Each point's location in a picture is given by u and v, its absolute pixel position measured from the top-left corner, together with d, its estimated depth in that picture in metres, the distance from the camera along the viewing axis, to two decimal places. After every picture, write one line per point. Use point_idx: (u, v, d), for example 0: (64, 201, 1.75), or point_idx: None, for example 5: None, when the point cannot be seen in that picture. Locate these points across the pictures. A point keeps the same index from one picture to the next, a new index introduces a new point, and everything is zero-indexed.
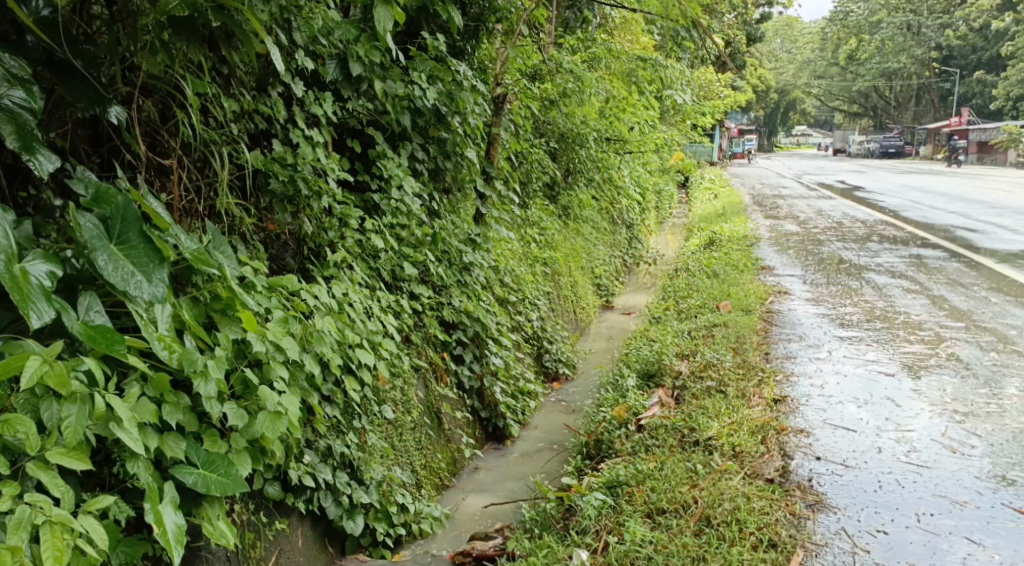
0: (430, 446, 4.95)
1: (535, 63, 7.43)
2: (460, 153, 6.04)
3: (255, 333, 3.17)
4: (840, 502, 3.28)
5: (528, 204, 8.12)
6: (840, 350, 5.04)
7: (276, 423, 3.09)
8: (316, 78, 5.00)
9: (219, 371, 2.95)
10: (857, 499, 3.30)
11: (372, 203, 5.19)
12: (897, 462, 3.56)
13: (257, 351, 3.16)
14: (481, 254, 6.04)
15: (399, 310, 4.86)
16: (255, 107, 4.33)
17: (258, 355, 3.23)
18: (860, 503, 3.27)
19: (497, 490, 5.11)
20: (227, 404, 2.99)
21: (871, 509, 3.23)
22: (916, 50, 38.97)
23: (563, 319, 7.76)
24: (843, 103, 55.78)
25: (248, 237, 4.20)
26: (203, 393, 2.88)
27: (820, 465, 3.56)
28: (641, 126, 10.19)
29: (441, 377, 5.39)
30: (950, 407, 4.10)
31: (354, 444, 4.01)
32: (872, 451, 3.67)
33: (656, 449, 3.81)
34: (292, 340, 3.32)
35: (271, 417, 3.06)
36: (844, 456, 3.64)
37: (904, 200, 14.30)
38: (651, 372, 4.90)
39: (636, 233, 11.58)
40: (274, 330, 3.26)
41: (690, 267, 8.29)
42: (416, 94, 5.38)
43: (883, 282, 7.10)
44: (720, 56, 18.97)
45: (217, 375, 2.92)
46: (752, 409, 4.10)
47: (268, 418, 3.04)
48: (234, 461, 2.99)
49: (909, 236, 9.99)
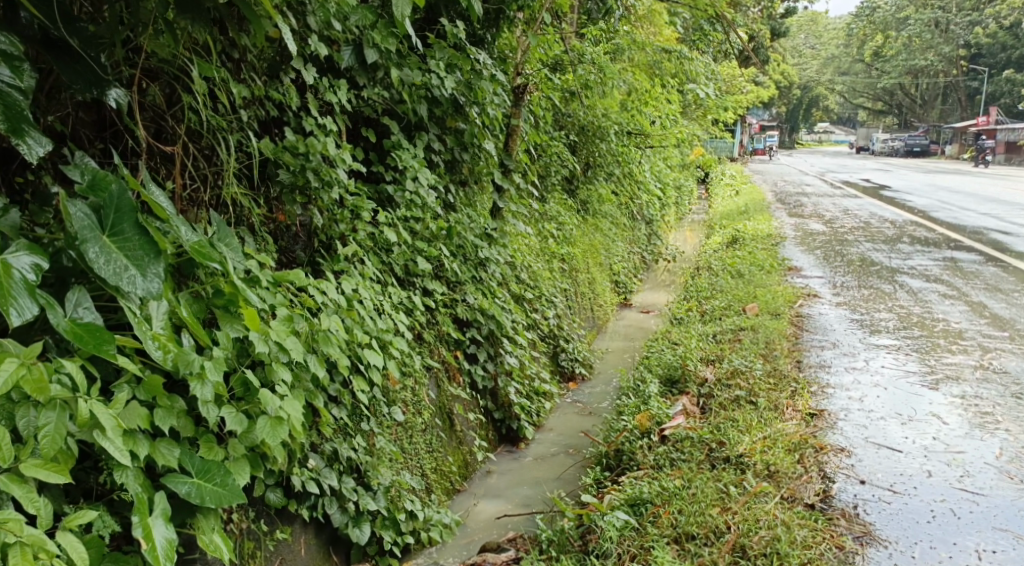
0: (441, 449, 4.74)
1: (557, 53, 7.20)
2: (478, 144, 5.83)
3: (258, 332, 2.93)
4: (891, 535, 3.05)
5: (546, 198, 7.90)
6: (877, 359, 4.81)
7: (277, 429, 2.83)
8: (331, 65, 4.79)
9: (218, 372, 2.69)
10: (909, 531, 3.07)
11: (386, 195, 4.99)
12: (950, 490, 3.33)
13: (262, 352, 2.93)
14: (498, 250, 5.82)
15: (411, 307, 4.65)
16: (266, 93, 4.13)
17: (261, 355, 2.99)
18: (913, 537, 3.04)
19: (509, 496, 4.91)
20: (226, 407, 2.74)
21: (925, 543, 3.00)
22: (943, 48, 38.38)
23: (580, 317, 7.54)
24: (866, 101, 55.23)
25: (255, 229, 3.99)
26: (199, 397, 2.63)
27: (865, 490, 3.34)
28: (663, 120, 9.96)
29: (453, 376, 5.18)
30: (1002, 427, 3.85)
31: (361, 448, 3.80)
32: (922, 475, 3.44)
33: (683, 465, 3.59)
34: (297, 339, 3.07)
35: (272, 423, 2.81)
36: (890, 480, 3.41)
37: (933, 200, 13.97)
38: (674, 378, 4.67)
39: (655, 229, 11.33)
40: (277, 329, 3.02)
41: (712, 266, 8.05)
42: (434, 83, 5.16)
43: (918, 286, 6.84)
44: (743, 52, 18.64)
45: (215, 378, 2.67)
46: (785, 423, 3.86)
47: (269, 423, 2.79)
48: (232, 469, 2.73)
49: (941, 238, 9.70)
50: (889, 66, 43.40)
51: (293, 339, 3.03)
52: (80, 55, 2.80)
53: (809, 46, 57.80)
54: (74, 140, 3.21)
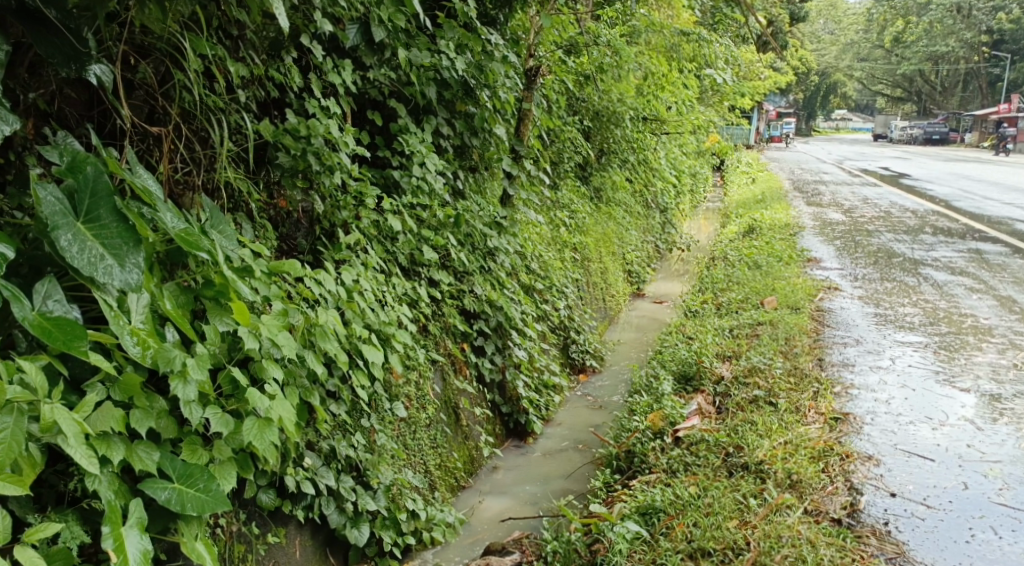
0: (445, 445, 4.58)
1: (571, 35, 7.02)
2: (488, 129, 5.65)
3: (248, 326, 2.73)
4: (926, 556, 2.85)
5: (559, 184, 7.70)
6: (904, 358, 4.61)
7: (265, 432, 2.63)
8: (335, 45, 4.62)
9: (202, 371, 2.50)
10: (947, 553, 2.87)
11: (392, 181, 4.83)
12: (989, 504, 3.13)
13: (253, 348, 2.72)
14: (508, 239, 5.62)
15: (415, 298, 4.48)
16: (266, 73, 3.96)
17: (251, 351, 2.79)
18: (951, 559, 2.84)
19: (516, 493, 4.75)
20: (211, 407, 2.54)
21: None
22: (966, 34, 37.81)
23: (592, 307, 7.36)
24: (886, 87, 54.53)
25: (255, 216, 3.83)
26: (181, 397, 2.44)
27: (897, 504, 3.15)
28: (680, 105, 9.70)
29: (460, 369, 5.03)
30: None
31: (361, 446, 3.60)
32: (957, 487, 3.25)
33: (699, 472, 3.41)
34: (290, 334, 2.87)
35: (260, 425, 2.61)
36: (923, 494, 3.21)
37: (955, 190, 13.71)
38: (688, 374, 4.49)
39: (670, 217, 11.10)
40: (269, 323, 2.80)
41: (729, 255, 7.85)
42: (444, 64, 4.98)
43: (943, 279, 6.62)
44: (762, 36, 18.35)
45: (199, 377, 2.48)
46: (807, 427, 3.67)
47: (257, 425, 2.58)
48: (217, 473, 2.53)
49: (965, 229, 9.46)
50: (908, 52, 42.86)
51: (288, 334, 2.83)
52: (59, 28, 2.64)
53: (828, 31, 57.02)
54: (59, 120, 3.03)
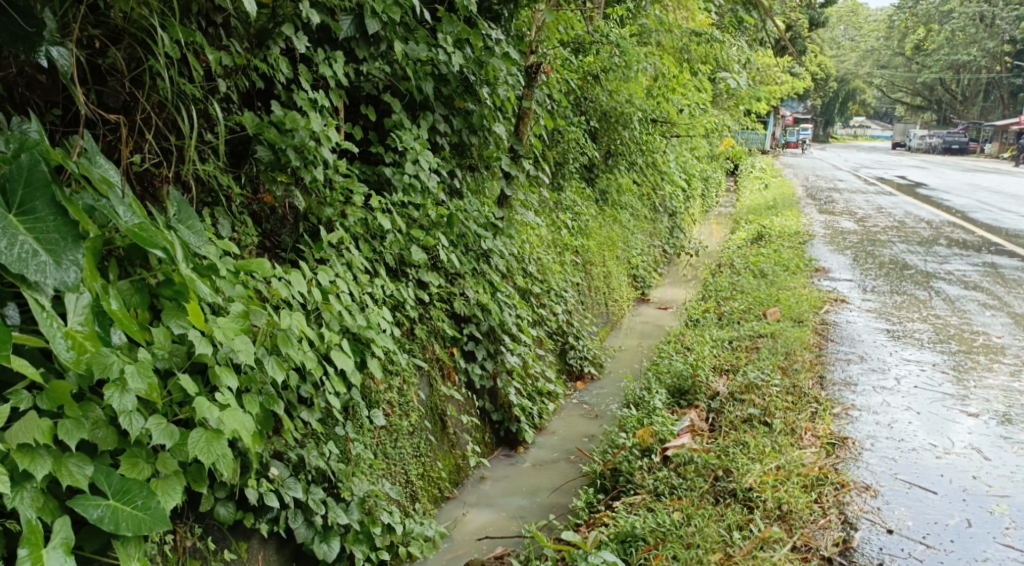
0: (429, 453, 4.38)
1: (578, 33, 6.82)
2: (488, 127, 5.45)
3: (202, 330, 2.55)
4: None
5: (562, 186, 7.49)
6: (909, 377, 4.42)
7: (215, 445, 2.45)
8: (327, 36, 4.41)
9: (144, 378, 2.33)
10: None
11: (384, 178, 4.64)
12: (994, 546, 2.92)
13: (207, 354, 2.54)
14: (504, 241, 5.42)
15: (400, 301, 4.29)
16: (249, 63, 3.68)
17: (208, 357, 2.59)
18: None
19: (501, 505, 4.56)
20: (153, 418, 2.38)
21: None
22: (988, 43, 37.35)
23: (592, 312, 7.17)
24: (905, 96, 54.04)
25: (234, 211, 3.63)
26: (117, 407, 2.27)
27: (893, 543, 2.94)
28: (692, 108, 9.41)
29: (448, 375, 4.83)
30: None
31: (334, 455, 3.33)
32: (960, 525, 3.04)
33: (684, 497, 3.25)
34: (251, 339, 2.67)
35: (208, 438, 2.43)
36: (923, 530, 3.01)
37: (971, 201, 13.47)
38: (682, 389, 4.32)
39: (678, 221, 10.86)
40: (226, 326, 2.61)
41: (735, 263, 7.64)
42: (441, 58, 4.79)
43: (955, 294, 6.40)
44: (779, 40, 18.08)
45: (139, 385, 2.31)
46: (802, 451, 3.49)
47: (204, 438, 2.41)
48: (159, 489, 2.36)
49: (979, 241, 9.21)
50: (929, 60, 42.44)
51: (247, 338, 2.65)
52: (6, 10, 2.47)
53: (848, 37, 56.60)
54: (17, 102, 2.81)
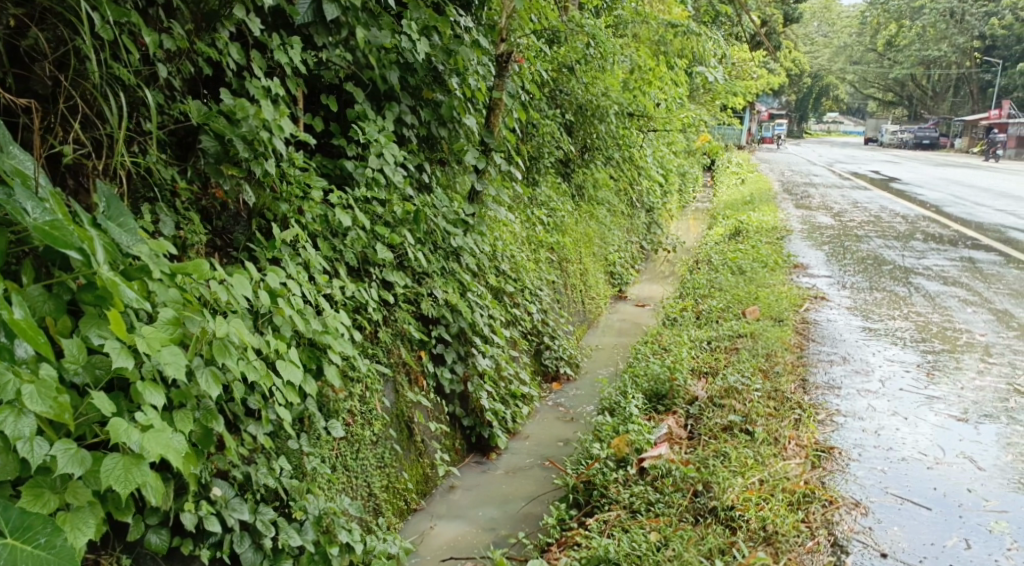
0: (395, 463, 4.16)
1: (551, 23, 6.61)
2: (457, 119, 5.22)
3: (123, 341, 2.33)
4: None
5: (537, 181, 7.28)
6: (894, 378, 4.25)
7: (135, 472, 2.27)
8: (283, 21, 4.18)
9: (46, 400, 2.16)
10: None
11: (346, 173, 4.41)
12: None
13: (128, 368, 2.33)
14: (475, 239, 5.19)
15: (362, 302, 4.05)
16: (193, 47, 3.47)
17: (132, 372, 2.37)
18: None
19: (472, 517, 4.34)
20: (60, 444, 2.22)
21: None
22: (958, 39, 37.59)
23: (568, 310, 6.97)
24: (878, 92, 54.29)
25: (179, 207, 3.41)
26: (12, 433, 2.12)
27: None
28: (668, 101, 9.21)
29: (415, 380, 4.61)
30: None
31: (286, 471, 3.10)
32: (959, 546, 2.89)
33: (662, 515, 3.10)
34: (180, 351, 2.43)
35: (126, 464, 2.25)
36: (919, 553, 2.86)
37: (945, 195, 13.40)
38: (659, 393, 4.13)
39: (656, 217, 10.68)
40: (152, 337, 2.37)
41: (713, 259, 7.47)
42: (405, 45, 4.56)
43: (936, 290, 6.25)
44: (755, 36, 17.99)
45: (38, 409, 2.14)
46: (787, 463, 3.34)
47: (118, 466, 2.23)
48: (68, 523, 2.22)
49: (956, 235, 9.11)
50: (901, 55, 42.65)
51: (177, 348, 2.43)
52: None
53: (821, 34, 56.85)
54: None
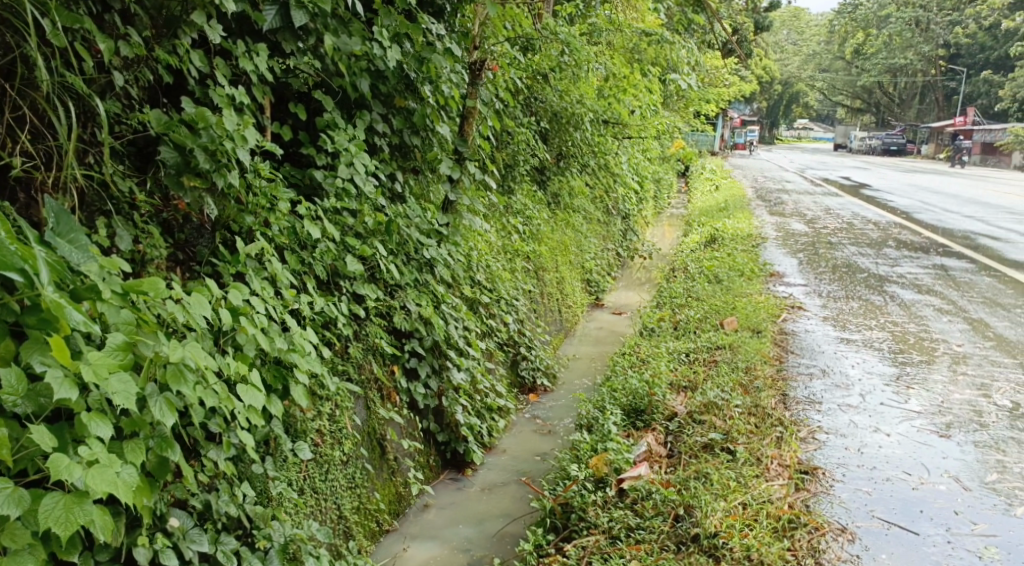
0: (366, 483, 4.04)
1: (525, 30, 6.51)
2: (430, 127, 5.10)
3: (67, 369, 2.23)
4: None
5: (512, 189, 7.17)
6: (875, 391, 4.20)
7: (77, 511, 2.19)
8: (248, 27, 4.04)
9: None
10: None
11: (315, 183, 4.28)
12: None
13: (72, 399, 2.23)
14: (449, 249, 5.06)
15: (332, 318, 3.93)
16: (153, 55, 3.33)
17: (76, 403, 2.27)
18: None
19: (447, 537, 4.22)
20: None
21: None
22: (925, 47, 37.99)
23: (545, 320, 6.87)
24: (849, 98, 54.77)
25: (137, 221, 3.28)
26: None
27: None
28: (643, 108, 9.14)
29: (388, 396, 4.49)
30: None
31: (249, 498, 2.98)
32: None
33: (643, 543, 3.05)
34: (129, 378, 2.34)
35: (67, 504, 2.17)
36: None
37: (915, 201, 13.46)
38: (638, 408, 4.05)
39: (631, 224, 10.60)
40: (98, 363, 2.28)
41: (689, 267, 7.40)
42: (377, 52, 4.43)
43: (912, 298, 6.22)
44: (728, 42, 18.01)
45: None
46: (770, 485, 3.30)
47: (58, 505, 2.15)
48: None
49: (928, 242, 9.12)
50: (870, 62, 43.06)
51: (126, 375, 2.33)
52: None
53: (793, 41, 57.34)
54: None
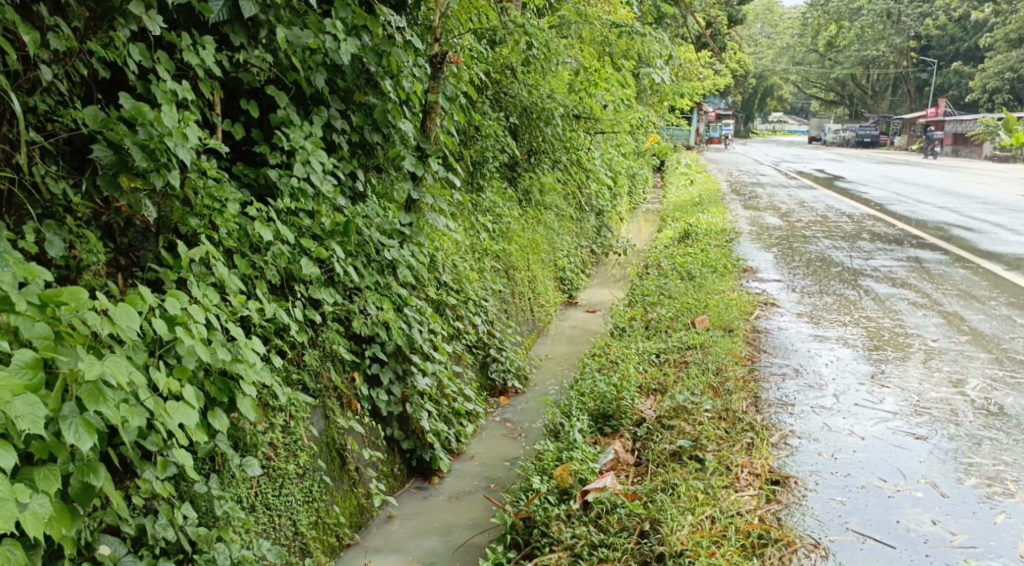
0: (325, 497, 3.87)
1: (490, 23, 6.32)
2: (392, 124, 4.90)
3: None
4: None
5: (481, 186, 7.00)
6: (850, 391, 4.08)
7: None
8: (191, 19, 3.87)
9: None
10: None
11: (269, 183, 4.10)
12: None
13: None
14: (412, 250, 4.88)
15: (284, 324, 3.76)
16: (84, 49, 3.15)
17: None
18: None
19: (410, 550, 4.05)
20: None
21: None
22: (897, 39, 38.18)
23: (516, 320, 6.71)
24: (823, 91, 54.95)
25: (71, 225, 3.11)
26: None
27: None
28: (616, 103, 8.96)
29: (348, 404, 4.31)
30: (1008, 501, 3.16)
31: (190, 519, 2.83)
32: None
33: (606, 561, 2.92)
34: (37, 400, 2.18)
35: None
36: None
37: (888, 192, 13.42)
38: (606, 413, 3.91)
39: (606, 220, 10.45)
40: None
41: (662, 264, 7.27)
42: (330, 46, 4.15)
43: (887, 292, 6.11)
44: (702, 37, 17.88)
45: None
46: (739, 496, 3.18)
47: None
48: None
49: (903, 234, 9.04)
50: (842, 55, 43.21)
51: (34, 397, 2.18)
52: None
53: (765, 35, 57.49)
54: None
